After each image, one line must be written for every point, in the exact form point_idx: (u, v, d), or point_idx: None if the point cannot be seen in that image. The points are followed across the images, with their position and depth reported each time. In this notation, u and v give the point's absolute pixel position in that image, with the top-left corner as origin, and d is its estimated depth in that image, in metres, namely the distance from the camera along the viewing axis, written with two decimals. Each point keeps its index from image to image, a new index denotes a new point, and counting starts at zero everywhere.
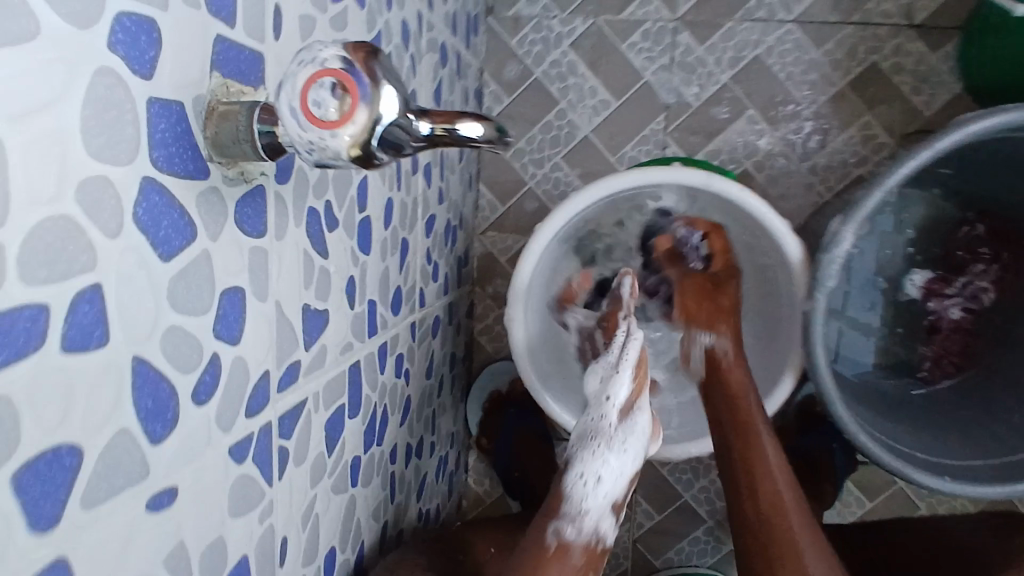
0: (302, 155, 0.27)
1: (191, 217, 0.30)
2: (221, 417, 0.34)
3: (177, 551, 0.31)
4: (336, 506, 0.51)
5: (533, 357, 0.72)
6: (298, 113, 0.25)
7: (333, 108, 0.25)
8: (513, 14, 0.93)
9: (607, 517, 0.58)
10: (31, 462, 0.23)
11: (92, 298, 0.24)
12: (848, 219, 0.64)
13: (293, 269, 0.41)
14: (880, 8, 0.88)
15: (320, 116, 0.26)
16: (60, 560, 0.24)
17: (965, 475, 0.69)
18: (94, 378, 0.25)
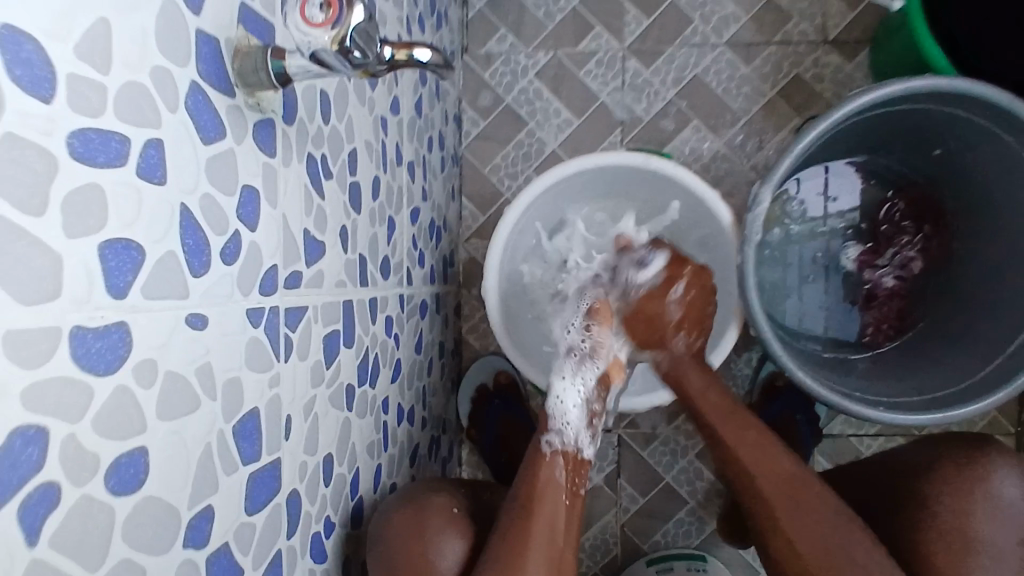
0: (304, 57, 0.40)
1: (223, 121, 0.42)
2: (241, 281, 0.44)
3: (205, 369, 0.40)
4: (333, 419, 0.60)
5: (507, 326, 0.84)
6: (298, 19, 0.38)
7: (320, 15, 0.38)
8: (485, 52, 1.09)
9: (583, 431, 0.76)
10: (114, 241, 0.33)
11: (155, 147, 0.36)
12: (765, 182, 0.76)
13: (296, 195, 0.52)
14: (797, 30, 1.04)
15: (313, 21, 0.38)
16: (122, 326, 0.33)
17: (895, 407, 0.80)
18: (155, 204, 0.36)
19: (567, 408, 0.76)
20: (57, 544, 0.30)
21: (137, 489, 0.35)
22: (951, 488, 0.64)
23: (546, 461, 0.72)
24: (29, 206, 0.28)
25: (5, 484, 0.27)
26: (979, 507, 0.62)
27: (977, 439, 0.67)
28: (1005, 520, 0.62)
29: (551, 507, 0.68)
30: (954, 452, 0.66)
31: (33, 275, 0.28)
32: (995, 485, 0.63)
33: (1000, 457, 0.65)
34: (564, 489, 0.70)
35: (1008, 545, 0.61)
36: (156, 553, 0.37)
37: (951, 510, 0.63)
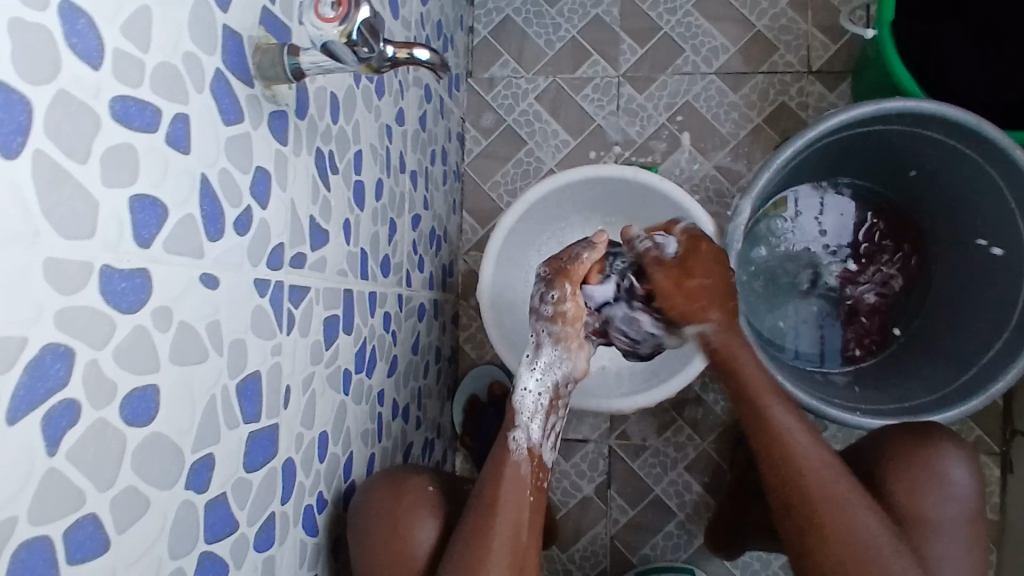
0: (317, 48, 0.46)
1: (241, 107, 0.47)
2: (251, 253, 0.48)
3: (214, 325, 0.44)
4: (330, 399, 0.63)
5: (501, 329, 0.90)
6: (312, 17, 0.44)
7: (330, 13, 0.44)
8: (489, 76, 1.15)
9: (546, 437, 0.77)
10: (142, 196, 0.37)
11: (182, 121, 0.41)
12: (745, 195, 0.82)
13: (305, 183, 0.57)
14: (782, 61, 1.11)
15: (324, 18, 0.44)
16: (143, 272, 0.37)
17: (872, 412, 0.84)
18: (179, 169, 0.40)
19: (529, 398, 0.77)
20: (73, 458, 0.34)
21: (149, 422, 0.39)
22: (908, 474, 0.71)
23: (511, 459, 0.72)
24: (74, 154, 0.33)
25: (33, 392, 0.31)
26: (927, 491, 0.70)
27: (932, 428, 0.74)
28: (953, 499, 0.70)
29: (513, 501, 0.70)
30: (909, 441, 0.73)
31: (74, 212, 0.33)
32: (946, 471, 0.71)
33: (951, 446, 0.72)
34: (528, 486, 0.71)
35: (958, 521, 0.70)
36: (160, 487, 0.40)
37: (904, 491, 0.71)
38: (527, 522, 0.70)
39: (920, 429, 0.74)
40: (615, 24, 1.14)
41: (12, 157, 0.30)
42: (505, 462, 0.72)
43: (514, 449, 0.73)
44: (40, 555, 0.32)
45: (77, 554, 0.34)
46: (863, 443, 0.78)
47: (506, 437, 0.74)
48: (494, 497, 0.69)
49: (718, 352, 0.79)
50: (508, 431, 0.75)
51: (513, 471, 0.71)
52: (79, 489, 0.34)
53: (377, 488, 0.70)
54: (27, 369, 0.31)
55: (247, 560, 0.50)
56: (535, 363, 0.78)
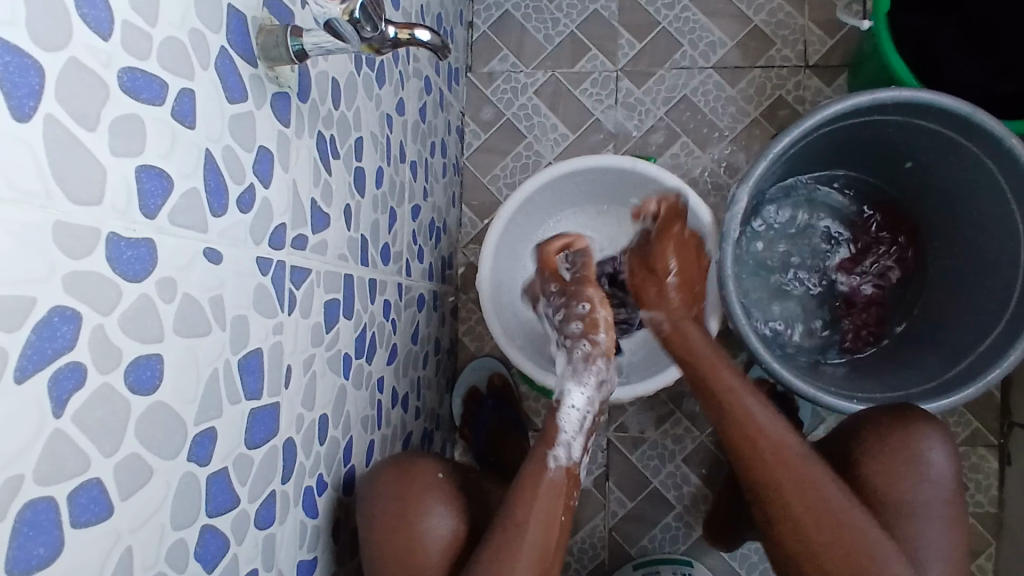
0: (319, 22, 0.45)
1: (245, 86, 0.47)
2: (254, 231, 0.49)
3: (218, 300, 0.44)
4: (330, 381, 0.64)
5: (499, 319, 0.90)
6: None
7: None
8: (488, 70, 1.16)
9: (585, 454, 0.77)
10: (149, 167, 0.38)
11: (188, 96, 0.41)
12: (742, 183, 0.83)
13: (307, 166, 0.57)
14: (779, 55, 1.12)
15: None
16: (149, 242, 0.38)
17: (869, 399, 0.85)
18: (185, 143, 0.41)
19: (572, 417, 0.77)
20: (79, 421, 0.34)
21: (153, 391, 0.39)
22: (879, 457, 0.72)
23: (547, 475, 0.72)
24: (84, 121, 0.34)
25: (41, 351, 0.31)
26: (902, 474, 0.71)
27: (907, 410, 0.75)
28: (932, 483, 0.70)
29: (545, 516, 0.70)
30: (882, 426, 0.74)
31: (82, 176, 0.33)
32: (922, 455, 0.71)
33: (928, 430, 0.72)
34: (561, 502, 0.72)
35: (937, 502, 0.70)
36: (163, 457, 0.40)
37: (877, 473, 0.71)
38: (557, 535, 0.70)
39: (897, 413, 0.74)
40: (613, 19, 1.15)
41: (25, 120, 0.30)
42: (540, 478, 0.72)
43: (549, 466, 0.73)
44: (46, 516, 0.32)
45: (82, 516, 0.35)
46: (841, 428, 0.78)
47: (546, 454, 0.74)
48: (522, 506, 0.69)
49: (671, 339, 0.83)
50: (547, 449, 0.75)
51: (549, 487, 0.72)
52: (84, 453, 0.34)
53: (381, 480, 0.70)
54: (36, 329, 0.31)
55: (248, 538, 0.50)
56: (581, 381, 0.79)
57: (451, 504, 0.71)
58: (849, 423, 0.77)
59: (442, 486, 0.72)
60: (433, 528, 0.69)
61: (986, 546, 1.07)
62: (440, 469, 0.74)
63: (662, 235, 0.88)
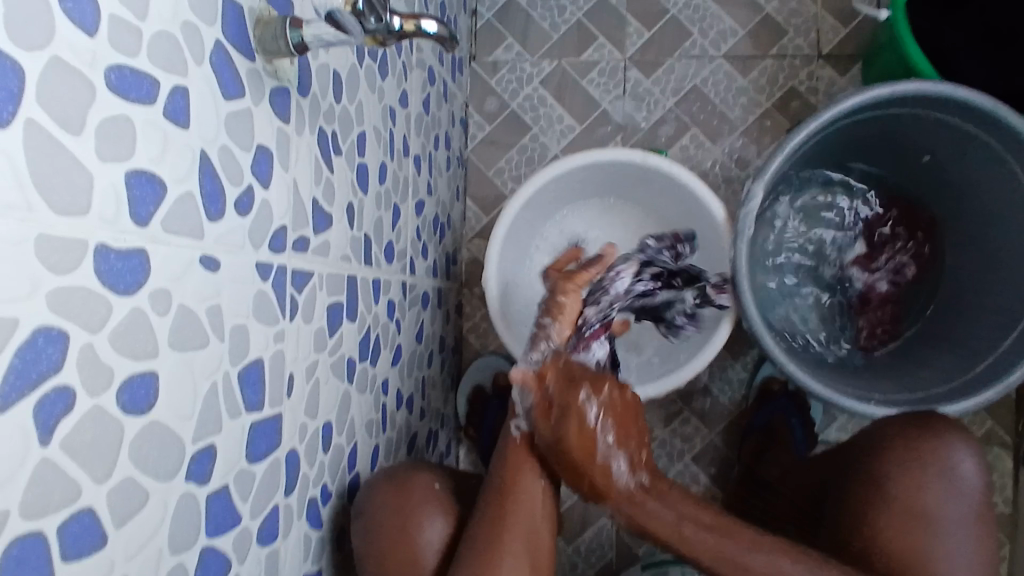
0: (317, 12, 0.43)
1: (243, 82, 0.45)
2: (253, 235, 0.46)
3: (215, 310, 0.42)
4: (334, 387, 0.61)
5: (507, 318, 0.88)
6: None
7: None
8: (492, 60, 1.13)
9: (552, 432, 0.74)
10: (140, 172, 0.35)
11: (181, 94, 0.39)
12: (757, 179, 0.81)
13: (308, 164, 0.54)
14: (792, 44, 1.09)
15: None
16: (140, 251, 0.35)
17: (885, 401, 0.84)
18: (178, 144, 0.38)
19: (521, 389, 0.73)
20: (69, 447, 0.32)
21: (147, 411, 0.37)
22: (905, 467, 0.70)
23: (516, 450, 0.70)
24: (68, 124, 0.31)
25: (25, 376, 0.29)
26: (930, 483, 0.68)
27: (933, 418, 0.74)
28: (955, 490, 0.68)
29: (528, 489, 0.68)
30: (908, 434, 0.72)
31: (68, 184, 0.31)
32: (949, 463, 0.69)
33: (953, 437, 0.70)
34: (541, 472, 0.70)
35: (963, 515, 0.67)
36: (160, 479, 0.38)
37: (902, 486, 0.69)
38: (540, 512, 0.68)
39: (924, 421, 0.73)
40: (621, 6, 1.11)
41: (4, 126, 0.28)
42: (515, 449, 0.70)
43: (514, 435, 0.71)
44: (34, 551, 0.30)
45: (72, 549, 0.32)
46: (865, 434, 0.77)
47: (509, 427, 0.73)
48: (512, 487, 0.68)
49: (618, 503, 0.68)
50: (512, 419, 0.72)
51: (523, 457, 0.70)
52: (74, 482, 0.32)
53: (381, 487, 0.67)
54: (20, 351, 0.29)
55: (250, 556, 0.48)
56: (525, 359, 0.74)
57: (445, 511, 0.69)
58: (872, 429, 0.77)
59: (440, 496, 0.70)
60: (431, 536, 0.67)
61: (1000, 545, 1.06)
62: (438, 479, 0.71)
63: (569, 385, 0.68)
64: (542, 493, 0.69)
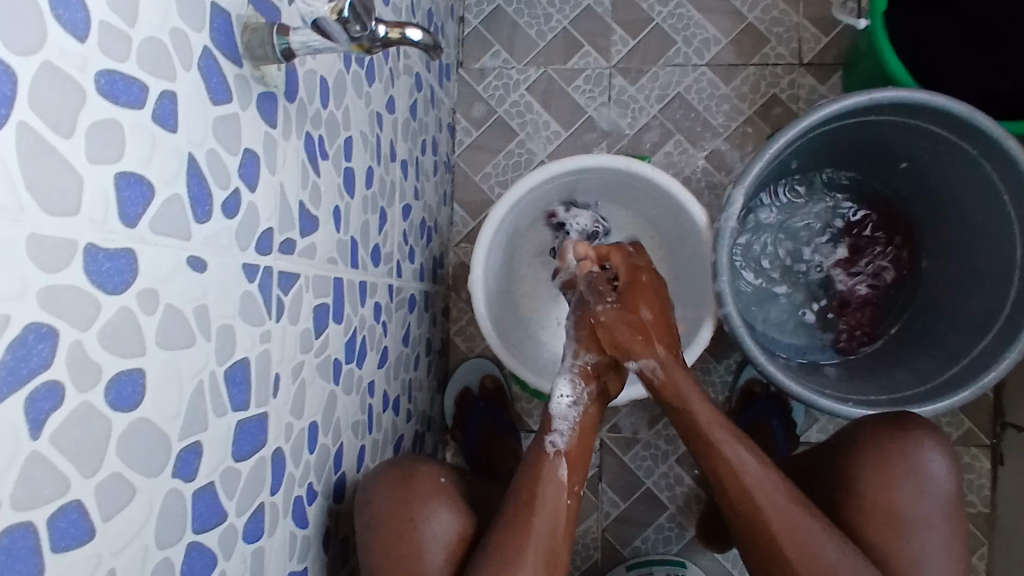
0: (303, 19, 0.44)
1: (230, 87, 0.46)
2: (240, 236, 0.47)
3: (203, 310, 0.43)
4: (320, 388, 0.62)
5: (492, 320, 0.89)
6: None
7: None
8: (479, 67, 1.15)
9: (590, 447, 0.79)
10: (128, 174, 0.36)
11: (170, 99, 0.40)
12: (738, 184, 0.83)
13: (294, 168, 0.55)
14: (774, 53, 1.11)
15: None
16: (128, 252, 0.36)
17: (863, 401, 0.86)
18: (167, 147, 0.39)
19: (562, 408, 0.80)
20: (58, 442, 0.33)
21: (135, 408, 0.38)
22: (878, 469, 0.71)
23: (547, 462, 0.74)
24: (60, 128, 0.32)
25: (16, 372, 0.30)
26: (900, 485, 0.70)
27: (903, 419, 0.75)
28: (930, 490, 0.70)
29: (552, 502, 0.71)
30: (880, 438, 0.73)
31: (60, 186, 0.32)
32: (918, 464, 0.71)
33: (925, 437, 0.72)
34: (566, 489, 0.73)
35: (934, 518, 0.69)
36: (147, 474, 0.39)
37: (873, 485, 0.71)
38: (563, 524, 0.71)
39: (893, 421, 0.75)
40: (606, 15, 1.13)
41: None
42: (543, 464, 0.73)
43: (549, 452, 0.75)
44: (23, 543, 0.31)
45: (62, 542, 0.33)
46: (839, 437, 0.78)
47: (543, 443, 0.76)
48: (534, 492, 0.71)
49: (662, 388, 0.79)
50: (546, 436, 0.77)
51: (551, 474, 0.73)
52: (65, 476, 0.33)
53: (383, 482, 0.70)
54: (10, 348, 0.30)
55: (236, 552, 0.49)
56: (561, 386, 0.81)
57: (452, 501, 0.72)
58: (847, 430, 0.78)
59: (444, 488, 0.73)
60: (438, 532, 0.70)
61: (978, 545, 1.08)
62: (443, 473, 0.75)
63: (637, 277, 0.85)
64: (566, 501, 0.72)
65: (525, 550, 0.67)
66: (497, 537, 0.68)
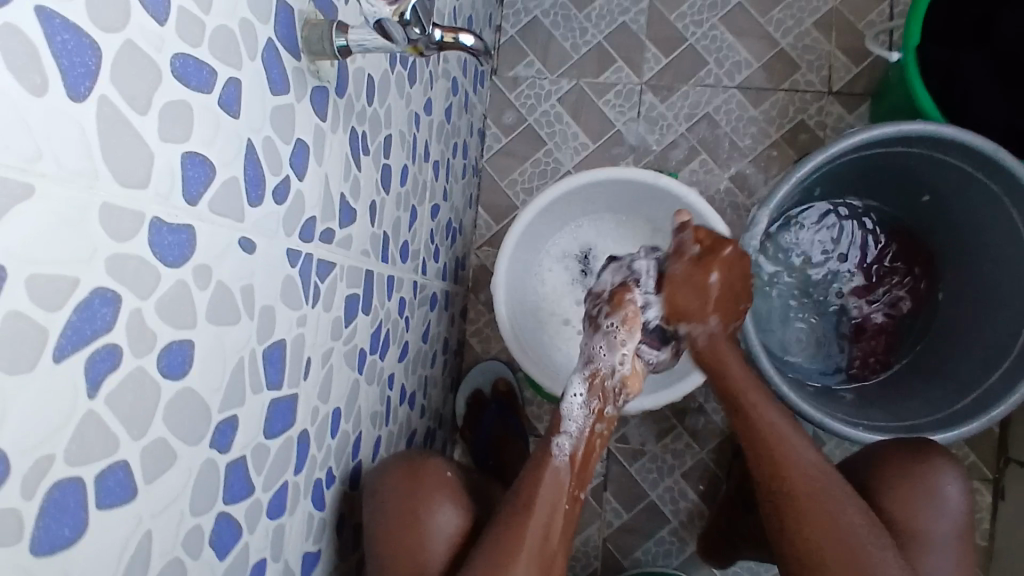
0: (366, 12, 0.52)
1: (288, 79, 0.48)
2: (286, 222, 0.49)
3: (248, 290, 0.45)
4: (346, 375, 0.64)
5: (512, 321, 0.91)
6: None
7: None
8: (513, 75, 1.17)
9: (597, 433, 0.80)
10: (192, 153, 0.38)
11: (234, 85, 0.41)
12: (763, 206, 0.84)
13: (338, 161, 0.57)
14: (804, 80, 1.13)
15: None
16: (187, 227, 0.38)
17: (874, 426, 0.87)
18: (228, 130, 0.41)
19: (572, 406, 0.78)
20: (112, 403, 0.34)
21: (182, 376, 0.39)
22: (898, 486, 0.73)
23: (550, 464, 0.74)
24: (136, 105, 0.34)
25: (81, 332, 0.32)
26: (917, 500, 0.72)
27: (923, 444, 0.76)
28: (947, 512, 0.72)
29: (548, 502, 0.72)
30: (904, 459, 0.74)
31: (131, 161, 0.34)
32: (936, 485, 0.72)
33: (947, 463, 0.74)
34: (567, 491, 0.74)
35: (948, 535, 0.71)
36: (187, 442, 0.41)
37: (894, 502, 0.72)
38: (561, 517, 0.72)
39: (916, 446, 0.76)
40: (641, 32, 1.15)
41: (80, 99, 0.31)
42: (544, 465, 0.74)
43: (554, 454, 0.75)
44: (72, 496, 0.33)
45: (106, 499, 0.35)
46: (857, 458, 0.80)
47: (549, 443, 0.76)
48: (533, 484, 0.72)
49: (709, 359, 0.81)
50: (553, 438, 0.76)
51: (552, 472, 0.74)
52: (115, 436, 0.35)
53: (393, 472, 0.71)
54: (77, 309, 0.31)
55: (259, 527, 0.51)
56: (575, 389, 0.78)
57: (460, 496, 0.74)
58: (864, 452, 0.79)
59: (451, 482, 0.75)
60: (443, 525, 0.72)
61: None
62: (450, 467, 0.76)
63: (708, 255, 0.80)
64: (563, 490, 0.73)
65: (525, 528, 0.69)
66: (499, 532, 0.69)
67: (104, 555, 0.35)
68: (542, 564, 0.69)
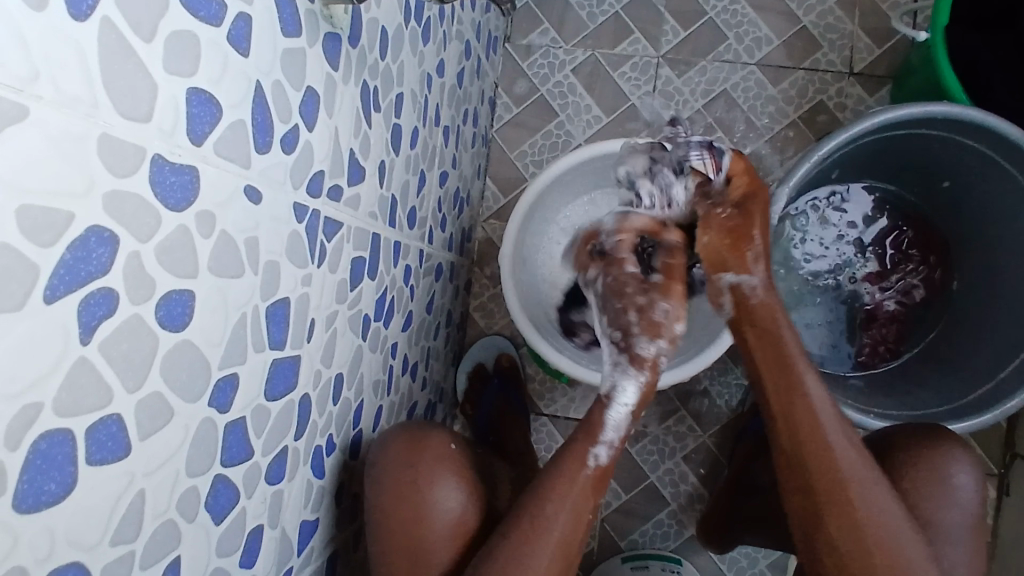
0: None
1: (301, 22, 0.45)
2: (294, 174, 0.47)
3: (253, 243, 0.42)
4: (350, 340, 0.62)
5: (518, 295, 0.89)
6: None
7: None
8: (527, 43, 1.13)
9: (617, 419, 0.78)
10: (198, 90, 0.36)
11: (244, 20, 0.39)
12: (782, 184, 0.82)
13: (348, 116, 0.55)
14: (825, 59, 1.10)
15: None
16: (191, 168, 0.36)
17: (883, 413, 0.86)
18: (237, 69, 0.39)
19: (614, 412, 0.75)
20: (106, 351, 0.32)
21: (182, 329, 0.37)
22: (914, 479, 0.71)
23: (573, 465, 0.71)
24: (139, 30, 0.31)
25: (74, 273, 0.29)
26: (934, 496, 0.70)
27: (934, 433, 0.74)
28: (958, 506, 0.70)
29: (571, 502, 0.70)
30: (918, 450, 0.73)
31: (131, 92, 0.31)
32: (955, 477, 0.71)
33: (963, 454, 0.72)
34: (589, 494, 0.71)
35: (962, 528, 0.70)
36: (185, 399, 0.39)
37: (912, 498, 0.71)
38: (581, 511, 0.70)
39: (925, 434, 0.74)
40: (660, 3, 1.11)
41: (81, 20, 0.28)
42: (567, 463, 0.71)
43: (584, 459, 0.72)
44: (61, 449, 0.31)
45: (98, 455, 0.33)
46: (878, 437, 0.77)
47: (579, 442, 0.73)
48: (555, 477, 0.70)
49: (757, 309, 0.75)
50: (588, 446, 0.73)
51: (568, 464, 0.71)
52: (108, 387, 0.33)
53: (397, 444, 0.70)
54: (71, 248, 0.29)
55: (257, 493, 0.49)
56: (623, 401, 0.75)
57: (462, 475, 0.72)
58: (884, 435, 0.77)
59: (455, 456, 0.73)
60: (447, 502, 0.70)
61: None
62: (455, 440, 0.75)
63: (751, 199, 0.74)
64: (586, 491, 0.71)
65: (544, 525, 0.67)
66: (511, 521, 0.68)
67: (92, 514, 0.33)
68: (560, 560, 0.68)
